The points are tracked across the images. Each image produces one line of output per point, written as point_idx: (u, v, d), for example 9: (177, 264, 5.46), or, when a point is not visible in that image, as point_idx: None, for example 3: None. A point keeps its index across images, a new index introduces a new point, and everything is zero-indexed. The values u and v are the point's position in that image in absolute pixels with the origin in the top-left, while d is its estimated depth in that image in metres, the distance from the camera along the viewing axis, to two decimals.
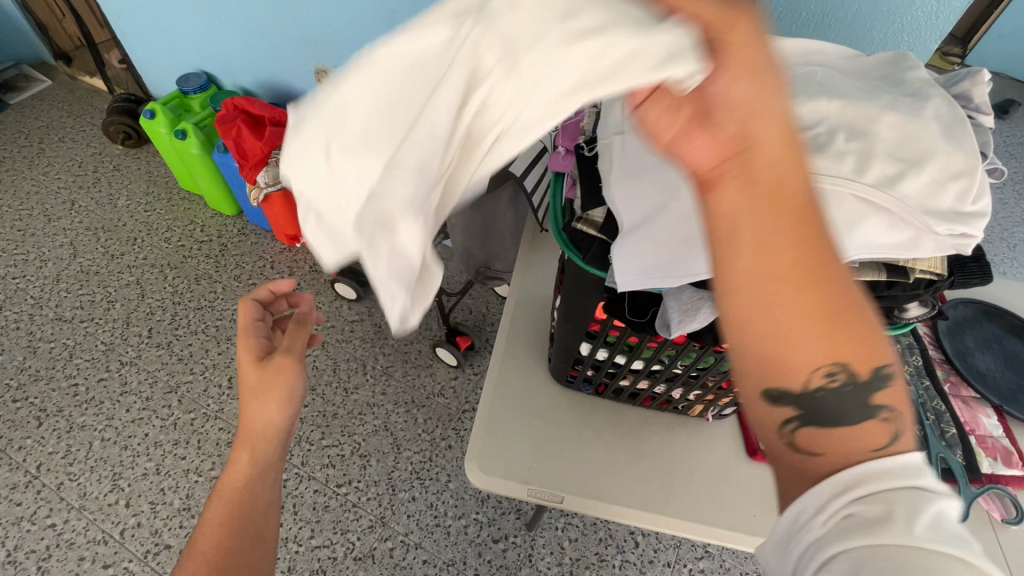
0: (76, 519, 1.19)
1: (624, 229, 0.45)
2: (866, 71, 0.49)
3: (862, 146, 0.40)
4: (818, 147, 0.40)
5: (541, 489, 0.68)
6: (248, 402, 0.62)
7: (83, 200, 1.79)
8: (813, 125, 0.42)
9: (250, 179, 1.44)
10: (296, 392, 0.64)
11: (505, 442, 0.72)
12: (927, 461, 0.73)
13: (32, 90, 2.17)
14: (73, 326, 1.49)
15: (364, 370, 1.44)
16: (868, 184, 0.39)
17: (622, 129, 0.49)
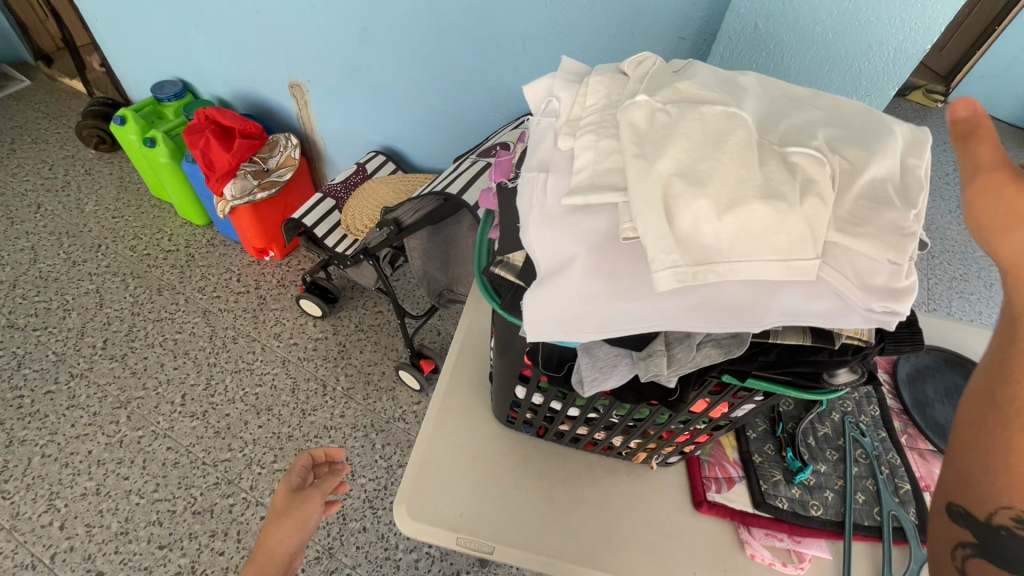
0: (6, 540, 1.13)
1: (536, 278, 0.43)
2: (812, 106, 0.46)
3: (821, 185, 0.38)
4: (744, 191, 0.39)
5: (470, 538, 0.65)
6: (269, 526, 0.64)
7: (50, 203, 1.75)
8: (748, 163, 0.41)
9: (216, 190, 1.41)
10: (311, 524, 0.64)
11: (438, 485, 0.68)
12: (878, 518, 0.70)
13: (9, 89, 2.14)
14: (24, 335, 1.44)
15: (324, 391, 1.40)
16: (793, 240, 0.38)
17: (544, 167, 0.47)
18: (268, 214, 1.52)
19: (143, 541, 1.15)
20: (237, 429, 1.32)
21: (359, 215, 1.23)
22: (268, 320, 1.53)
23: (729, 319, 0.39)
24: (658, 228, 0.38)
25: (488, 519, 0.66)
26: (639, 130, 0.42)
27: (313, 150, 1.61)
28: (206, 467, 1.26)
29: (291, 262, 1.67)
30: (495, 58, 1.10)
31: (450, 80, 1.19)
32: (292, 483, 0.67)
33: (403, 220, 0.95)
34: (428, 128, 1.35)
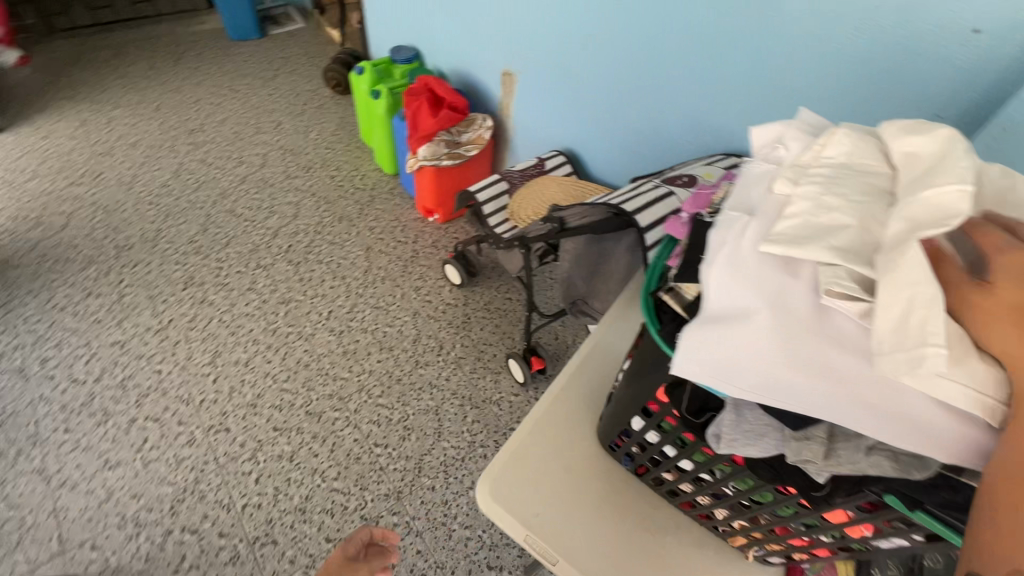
0: (177, 374, 1.40)
1: (708, 313, 0.46)
2: None
3: None
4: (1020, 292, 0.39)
5: (539, 542, 0.65)
6: None
7: (287, 123, 2.11)
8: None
9: (413, 149, 1.58)
10: None
11: (523, 478, 0.69)
12: None
13: (287, 27, 2.60)
14: (238, 221, 1.75)
15: (439, 351, 1.50)
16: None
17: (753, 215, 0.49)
18: (446, 181, 1.66)
19: (264, 418, 1.34)
20: (361, 356, 1.48)
21: (526, 203, 1.31)
22: (415, 272, 1.68)
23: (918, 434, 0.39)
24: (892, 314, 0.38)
25: (561, 532, 0.65)
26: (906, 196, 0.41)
27: (502, 135, 1.72)
28: (327, 378, 1.43)
29: (449, 228, 1.81)
30: (710, 91, 1.07)
31: (654, 103, 1.19)
32: (347, 552, 0.79)
33: (567, 222, 0.97)
34: (614, 142, 1.36)
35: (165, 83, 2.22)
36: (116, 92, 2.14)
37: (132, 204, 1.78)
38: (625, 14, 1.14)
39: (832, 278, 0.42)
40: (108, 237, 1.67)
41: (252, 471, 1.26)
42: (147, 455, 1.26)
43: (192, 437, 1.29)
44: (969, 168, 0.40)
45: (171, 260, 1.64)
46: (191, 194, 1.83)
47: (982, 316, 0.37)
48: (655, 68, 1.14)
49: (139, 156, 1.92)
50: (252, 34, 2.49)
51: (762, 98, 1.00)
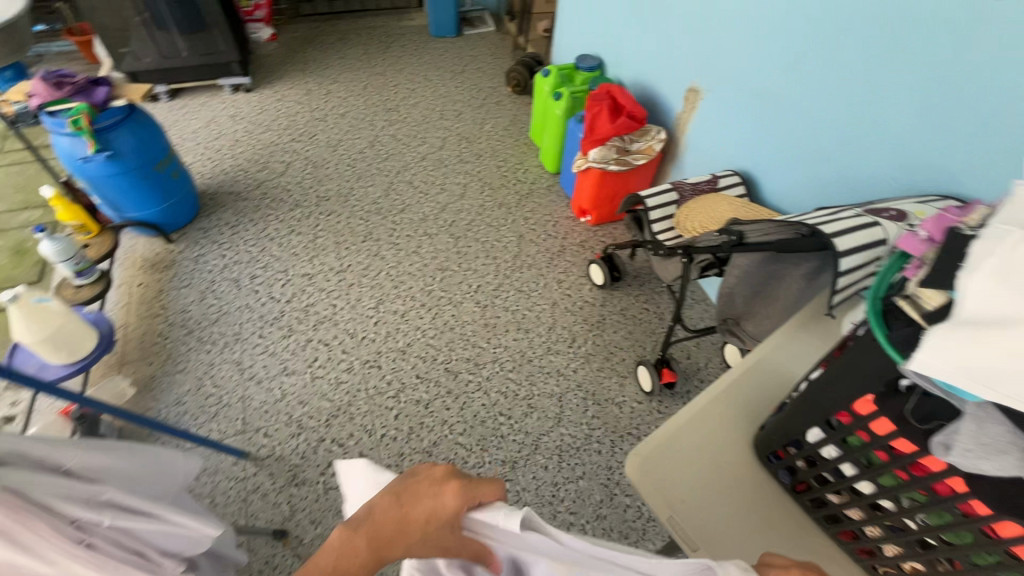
0: (347, 311, 1.60)
1: (962, 308, 0.40)
2: None
3: None
4: None
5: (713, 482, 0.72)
6: None
7: (466, 114, 2.32)
8: None
9: (584, 150, 1.67)
10: None
11: (685, 459, 0.73)
12: None
13: (480, 30, 2.83)
14: (414, 192, 1.97)
15: (571, 343, 1.56)
16: None
17: None
18: (607, 186, 1.73)
19: (410, 364, 1.49)
20: (500, 331, 1.58)
21: (693, 216, 1.28)
22: (559, 267, 1.76)
23: None
24: None
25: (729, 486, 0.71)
26: None
27: (670, 151, 1.73)
28: (467, 344, 1.54)
29: (597, 232, 1.87)
30: (912, 120, 0.98)
31: (855, 127, 1.09)
32: None
33: (747, 236, 0.97)
34: (795, 172, 1.28)
35: (373, 66, 2.54)
36: (335, 70, 2.50)
37: (335, 162, 2.06)
38: (842, 44, 1.07)
39: None
40: (313, 187, 1.96)
41: (394, 408, 1.40)
42: (315, 370, 1.46)
43: (352, 366, 1.48)
44: None
45: (356, 215, 1.88)
46: (380, 164, 2.07)
47: None
48: (859, 88, 1.06)
49: (345, 125, 2.22)
50: (449, 32, 2.74)
51: (987, 122, 0.87)
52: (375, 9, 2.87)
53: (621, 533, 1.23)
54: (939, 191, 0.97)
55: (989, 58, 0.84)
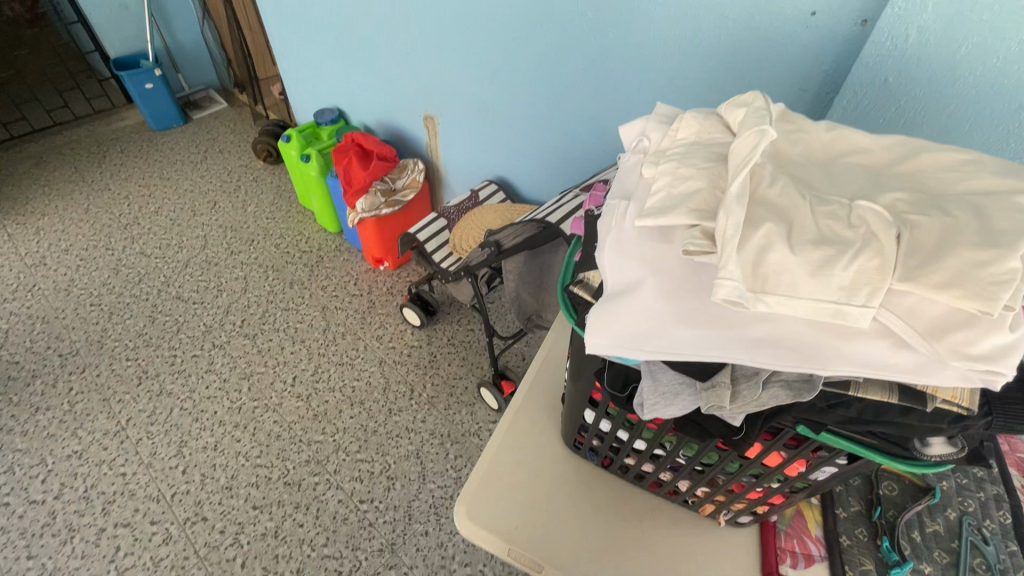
0: (142, 474, 1.33)
1: (605, 283, 0.43)
2: (905, 144, 0.45)
3: (922, 225, 0.37)
4: (929, 202, 0.38)
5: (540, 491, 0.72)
6: None
7: (223, 201, 2.10)
8: (893, 162, 0.44)
9: (351, 203, 1.61)
10: None
11: (508, 483, 0.73)
12: None
13: (210, 109, 2.60)
14: (186, 305, 1.72)
15: (412, 394, 1.50)
16: (885, 219, 0.37)
17: (658, 158, 0.45)
18: (389, 228, 1.70)
19: (242, 498, 1.29)
20: (333, 415, 1.45)
21: (467, 235, 1.32)
22: (374, 323, 1.68)
23: (866, 365, 0.35)
24: (807, 222, 0.37)
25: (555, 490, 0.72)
26: (744, 149, 0.40)
27: (435, 176, 1.76)
28: (302, 445, 1.38)
29: (401, 274, 1.83)
30: (598, 99, 1.12)
31: (563, 115, 1.22)
32: None
33: (503, 243, 1.01)
34: (538, 164, 1.38)
35: (90, 183, 2.17)
36: (39, 202, 2.08)
37: (72, 308, 1.70)
38: (523, 48, 1.18)
39: (689, 238, 0.38)
40: (50, 347, 1.59)
41: (237, 557, 1.19)
42: (121, 564, 1.18)
43: (168, 536, 1.23)
44: (769, 115, 0.41)
45: (120, 357, 1.57)
46: (134, 289, 1.77)
47: (924, 250, 0.35)
48: (551, 80, 1.17)
49: (73, 260, 1.86)
50: (174, 121, 2.47)
51: (644, 86, 1.03)
52: (71, 120, 2.47)
53: None
54: None
55: (622, 35, 0.99)
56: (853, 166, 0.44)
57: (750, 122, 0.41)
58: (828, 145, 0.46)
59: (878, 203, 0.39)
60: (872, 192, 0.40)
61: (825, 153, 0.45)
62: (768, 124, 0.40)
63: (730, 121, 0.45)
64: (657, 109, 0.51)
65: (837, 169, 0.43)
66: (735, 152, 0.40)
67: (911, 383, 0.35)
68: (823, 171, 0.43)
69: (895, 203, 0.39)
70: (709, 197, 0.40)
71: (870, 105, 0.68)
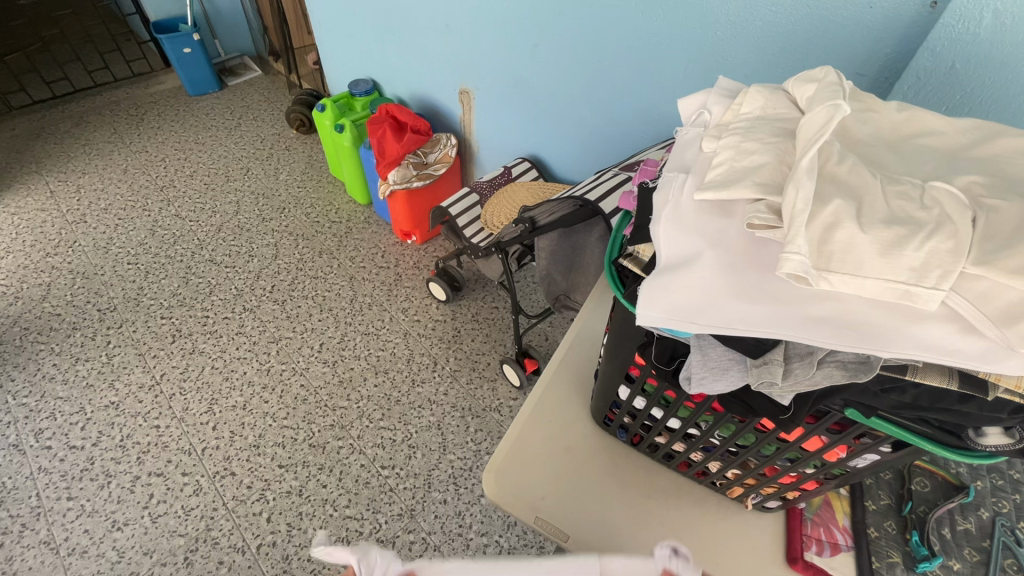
0: (175, 427, 1.38)
1: (659, 256, 0.43)
2: (980, 128, 0.43)
3: (998, 210, 0.35)
4: (1007, 187, 0.37)
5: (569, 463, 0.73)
6: None
7: (255, 168, 2.13)
8: (968, 146, 0.42)
9: (383, 175, 1.62)
10: None
11: (536, 455, 0.74)
12: None
13: (245, 77, 2.61)
14: (218, 269, 1.75)
15: (435, 367, 1.52)
16: (960, 201, 0.36)
17: (720, 132, 0.45)
18: (419, 202, 1.71)
19: (268, 456, 1.33)
20: (358, 382, 1.48)
21: (499, 211, 1.32)
22: (400, 295, 1.70)
23: (928, 348, 0.35)
24: (876, 201, 0.36)
25: (583, 464, 0.73)
26: (814, 124, 0.39)
27: (467, 152, 1.76)
28: (327, 409, 1.42)
29: (428, 249, 1.84)
30: (641, 78, 1.10)
31: (603, 94, 1.20)
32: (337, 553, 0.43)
33: (537, 220, 1.01)
34: (573, 143, 1.37)
35: (129, 145, 2.22)
36: (80, 160, 2.13)
37: (111, 265, 1.76)
38: (567, 22, 1.16)
39: (752, 212, 0.38)
40: (89, 301, 1.65)
41: (263, 512, 1.24)
42: (154, 510, 1.24)
43: (199, 487, 1.27)
44: (842, 90, 0.40)
45: (155, 315, 1.62)
46: (169, 250, 1.81)
47: (1000, 234, 0.34)
48: (594, 56, 1.15)
49: (111, 219, 1.91)
50: (211, 87, 2.50)
51: (691, 67, 1.00)
52: (112, 81, 2.51)
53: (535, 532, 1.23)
54: None
55: (673, 11, 0.96)
56: (924, 148, 0.42)
57: (821, 98, 0.40)
58: (897, 126, 0.44)
59: (952, 185, 0.38)
60: (946, 174, 0.39)
61: (894, 134, 0.44)
62: (841, 99, 0.39)
63: (798, 97, 0.44)
64: (718, 83, 0.50)
65: (908, 150, 0.42)
66: (805, 127, 0.39)
67: (974, 369, 0.35)
68: (893, 152, 0.42)
69: (971, 186, 0.38)
70: (774, 172, 0.39)
71: (934, 91, 0.66)
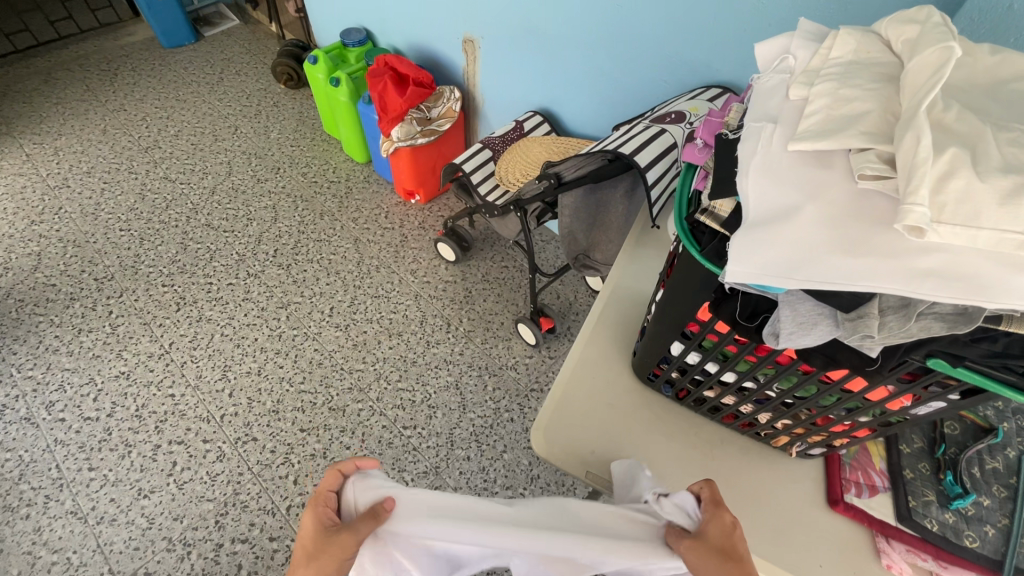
0: (190, 395, 1.36)
1: (749, 209, 0.42)
2: None
3: None
4: None
5: (614, 418, 0.74)
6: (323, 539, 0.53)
7: (244, 127, 2.02)
8: None
9: (386, 131, 1.56)
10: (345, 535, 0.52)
11: (581, 412, 0.74)
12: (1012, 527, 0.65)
13: (222, 26, 2.44)
14: (217, 233, 1.69)
15: (448, 328, 1.51)
16: None
17: (810, 78, 0.43)
18: (423, 160, 1.65)
19: (289, 421, 1.33)
20: (372, 345, 1.47)
21: (513, 167, 1.28)
22: (408, 256, 1.67)
23: None
24: (991, 148, 0.35)
25: (627, 419, 0.74)
26: (926, 67, 0.37)
27: (470, 106, 1.69)
28: (344, 373, 1.41)
29: (433, 208, 1.80)
30: (666, 23, 1.05)
31: (623, 42, 1.15)
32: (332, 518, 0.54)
33: (563, 176, 0.99)
34: (588, 95, 1.32)
35: (105, 103, 2.08)
36: (54, 121, 2.00)
37: (103, 232, 1.68)
38: None
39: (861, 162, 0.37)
40: (85, 270, 1.59)
41: (289, 474, 1.25)
42: (179, 477, 1.24)
43: (222, 453, 1.28)
44: (951, 31, 0.38)
45: (156, 283, 1.57)
46: (162, 215, 1.74)
47: None
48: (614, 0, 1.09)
49: (97, 184, 1.81)
50: (187, 38, 2.33)
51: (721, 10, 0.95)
52: (78, 33, 2.33)
53: (558, 484, 1.27)
54: (703, 81, 1.06)
55: None
56: (1021, 94, 0.41)
57: (929, 39, 0.38)
58: (990, 71, 0.43)
59: None
60: None
61: (988, 79, 0.42)
62: (953, 38, 0.37)
63: (894, 39, 0.42)
64: (798, 26, 0.48)
65: (1005, 96, 0.41)
66: (914, 71, 0.37)
67: None
68: (990, 98, 0.40)
69: None
70: (879, 119, 0.38)
71: (994, 33, 0.63)
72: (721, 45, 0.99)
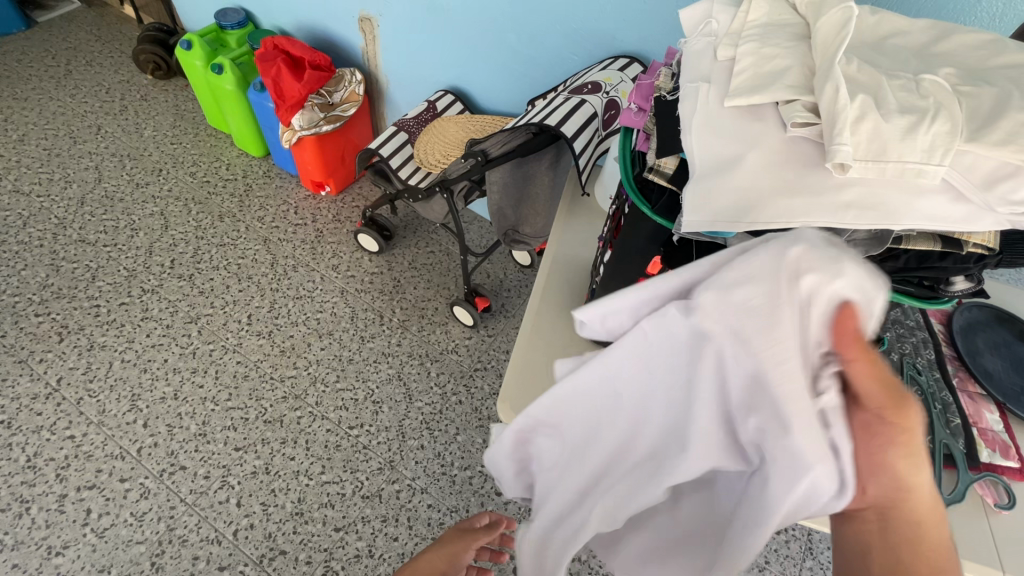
0: (94, 434, 1.21)
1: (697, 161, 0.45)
2: (935, 28, 0.49)
3: (975, 97, 0.42)
4: (972, 78, 0.44)
5: None
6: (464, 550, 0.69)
7: (109, 125, 1.77)
8: (931, 45, 0.48)
9: (285, 120, 1.45)
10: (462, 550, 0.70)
11: (541, 376, 0.77)
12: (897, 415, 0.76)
13: (60, 10, 2.10)
14: (96, 249, 1.49)
15: (380, 320, 1.47)
16: (947, 89, 0.42)
17: (735, 39, 0.48)
18: (330, 148, 1.56)
19: (220, 442, 1.23)
20: (301, 349, 1.39)
21: (431, 149, 1.26)
22: (326, 252, 1.58)
23: (928, 217, 0.41)
24: (886, 92, 0.42)
25: None
26: (832, 28, 0.44)
27: (373, 88, 1.61)
28: (275, 382, 1.32)
29: (345, 199, 1.71)
30: None
31: (528, 15, 1.16)
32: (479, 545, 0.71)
33: (489, 152, 0.99)
34: (497, 71, 1.32)
35: None
36: None
37: None
38: None
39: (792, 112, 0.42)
40: None
41: (231, 497, 1.16)
42: (97, 525, 1.10)
43: (145, 490, 1.15)
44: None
45: (27, 314, 1.36)
46: (19, 234, 1.49)
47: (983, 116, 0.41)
48: None
49: None
50: (15, 25, 1.98)
51: None
52: None
53: None
54: (609, 52, 1.10)
55: None
56: (899, 49, 0.48)
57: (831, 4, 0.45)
58: (872, 30, 0.49)
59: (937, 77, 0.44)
60: (925, 71, 0.45)
61: (871, 38, 0.49)
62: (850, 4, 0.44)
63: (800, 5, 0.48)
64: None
65: (888, 51, 0.47)
66: (823, 32, 0.44)
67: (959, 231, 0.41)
68: (876, 52, 0.47)
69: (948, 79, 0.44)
70: (798, 74, 0.44)
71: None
72: (623, 17, 1.04)
